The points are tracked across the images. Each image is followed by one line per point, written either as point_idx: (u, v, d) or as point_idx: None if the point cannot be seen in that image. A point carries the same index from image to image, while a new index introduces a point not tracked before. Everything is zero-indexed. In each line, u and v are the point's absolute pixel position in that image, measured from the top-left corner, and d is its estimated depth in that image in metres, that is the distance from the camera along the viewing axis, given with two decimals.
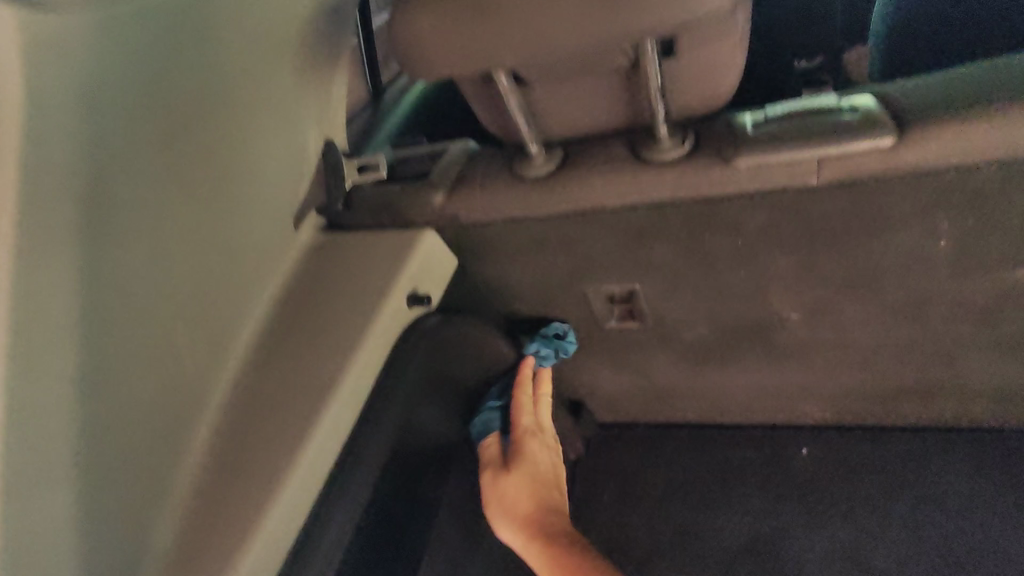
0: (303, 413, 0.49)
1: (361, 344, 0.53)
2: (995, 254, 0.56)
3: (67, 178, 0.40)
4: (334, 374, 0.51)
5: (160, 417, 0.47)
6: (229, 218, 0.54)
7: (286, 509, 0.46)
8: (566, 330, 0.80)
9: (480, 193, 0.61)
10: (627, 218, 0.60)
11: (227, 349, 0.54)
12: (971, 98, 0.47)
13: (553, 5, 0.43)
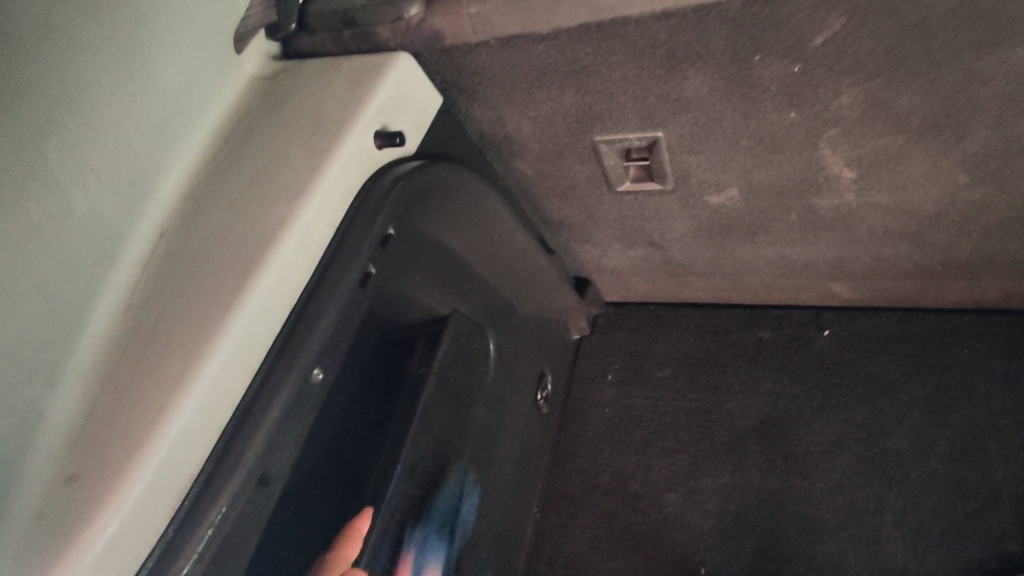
0: (240, 268, 0.40)
1: (312, 189, 0.43)
2: None
3: None
4: (279, 223, 0.42)
5: (49, 261, 0.39)
6: (125, 34, 0.43)
7: (217, 380, 0.38)
8: (572, 194, 0.69)
9: (467, 2, 0.47)
10: (655, 32, 0.46)
11: (145, 191, 0.45)
12: None
13: None
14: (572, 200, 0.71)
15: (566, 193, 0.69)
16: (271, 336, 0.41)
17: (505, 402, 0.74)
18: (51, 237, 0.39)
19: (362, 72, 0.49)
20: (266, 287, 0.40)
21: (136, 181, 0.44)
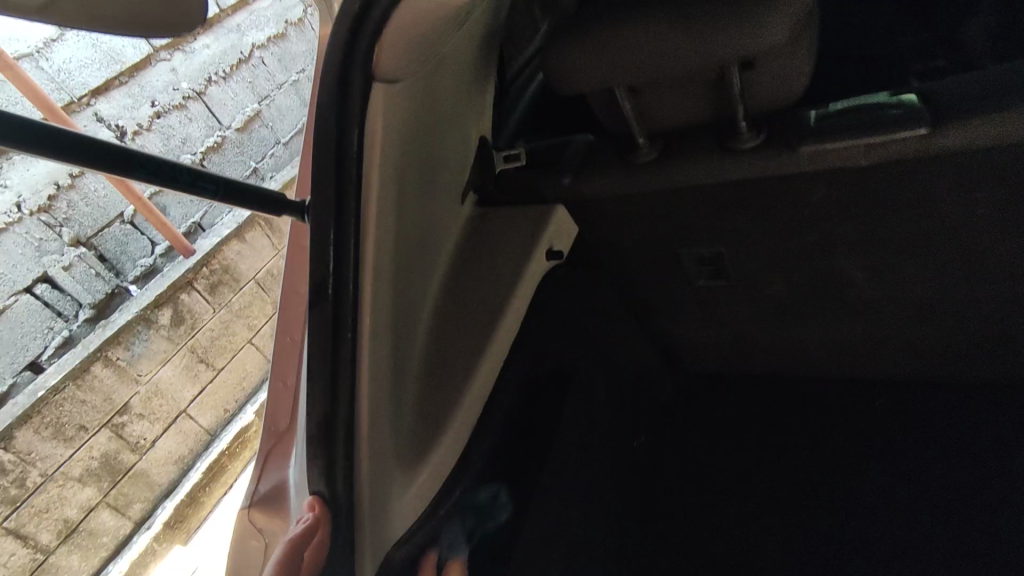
0: (488, 323, 0.73)
1: (517, 282, 0.77)
2: None
3: (408, 152, 0.59)
4: (503, 300, 0.75)
5: (416, 315, 0.67)
6: (443, 187, 0.73)
7: (483, 379, 0.70)
8: (662, 289, 0.98)
9: (599, 175, 0.82)
10: (713, 193, 0.77)
11: (438, 275, 0.75)
12: (996, 95, 0.61)
13: (659, 43, 0.61)
14: (662, 294, 0.99)
15: (658, 288, 0.98)
16: (502, 362, 0.74)
17: (611, 442, 1.00)
18: (418, 303, 0.68)
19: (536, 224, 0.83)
20: (501, 333, 0.73)
21: (436, 268, 0.74)
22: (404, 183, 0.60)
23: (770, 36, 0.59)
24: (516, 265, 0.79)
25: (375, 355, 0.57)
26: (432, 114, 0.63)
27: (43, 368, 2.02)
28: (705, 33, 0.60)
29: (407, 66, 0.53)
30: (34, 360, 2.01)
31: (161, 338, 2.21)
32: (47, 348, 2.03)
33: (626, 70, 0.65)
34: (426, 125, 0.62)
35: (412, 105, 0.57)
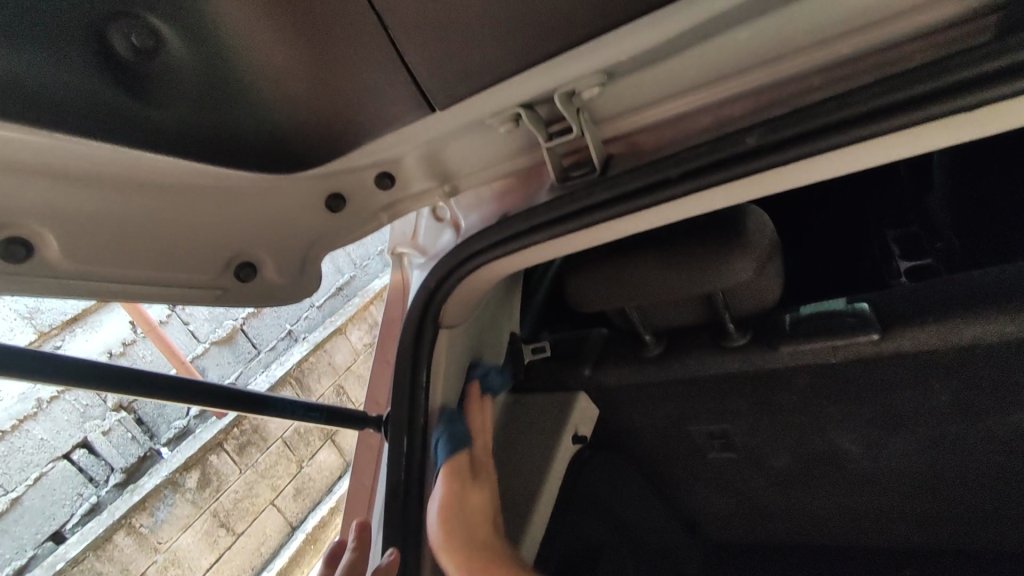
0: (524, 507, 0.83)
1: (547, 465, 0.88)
2: (988, 403, 0.80)
3: (463, 372, 0.74)
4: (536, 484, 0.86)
5: None
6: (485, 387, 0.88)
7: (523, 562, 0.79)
8: (678, 461, 1.07)
9: (613, 366, 0.96)
10: (713, 382, 0.90)
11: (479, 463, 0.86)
12: (930, 309, 0.76)
13: (654, 277, 0.78)
14: (679, 465, 1.08)
15: (674, 461, 1.07)
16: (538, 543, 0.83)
17: None
18: None
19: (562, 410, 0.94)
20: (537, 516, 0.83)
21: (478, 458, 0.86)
22: (459, 396, 0.74)
23: (744, 270, 0.74)
24: (545, 449, 0.90)
25: (433, 562, 0.67)
26: (480, 338, 0.79)
27: (65, 537, 2.03)
28: (692, 272, 0.75)
29: (463, 313, 0.70)
30: (58, 530, 2.03)
31: (186, 503, 2.26)
32: (72, 516, 2.05)
33: (629, 295, 0.81)
34: (470, 351, 0.76)
35: (465, 337, 0.73)
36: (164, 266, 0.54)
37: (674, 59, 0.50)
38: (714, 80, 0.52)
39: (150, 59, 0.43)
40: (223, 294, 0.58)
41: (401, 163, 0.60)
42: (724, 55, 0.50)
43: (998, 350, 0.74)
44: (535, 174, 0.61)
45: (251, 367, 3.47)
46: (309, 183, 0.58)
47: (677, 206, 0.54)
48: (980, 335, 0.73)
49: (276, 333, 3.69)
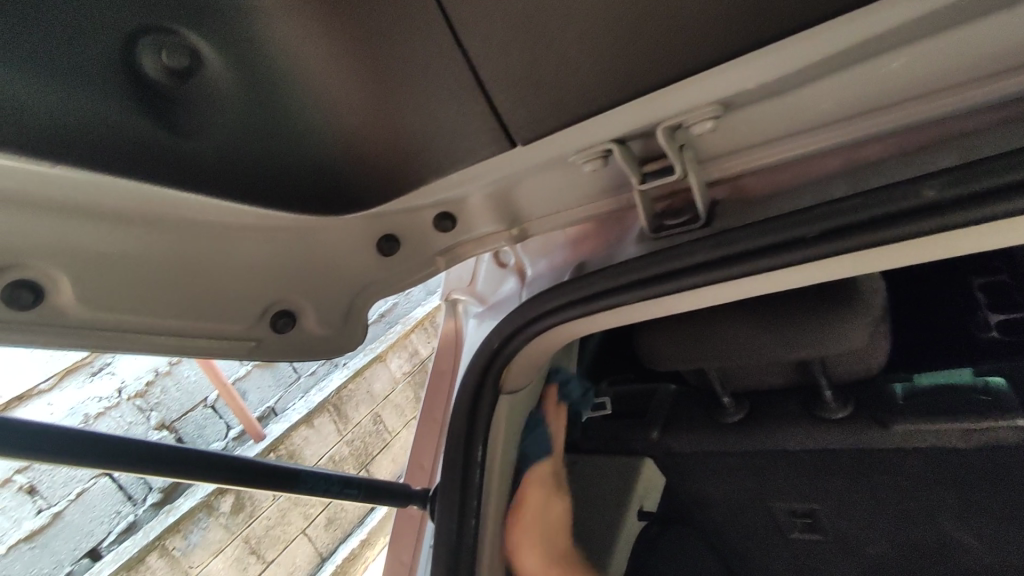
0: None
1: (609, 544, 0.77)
2: None
3: (520, 441, 0.65)
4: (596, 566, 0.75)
5: None
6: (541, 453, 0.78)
7: None
8: (754, 541, 0.93)
9: (685, 431, 0.84)
10: (806, 456, 0.78)
11: None
12: None
13: (744, 337, 0.67)
14: (755, 546, 0.94)
15: (749, 540, 0.93)
16: None
17: None
18: None
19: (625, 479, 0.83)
20: None
21: None
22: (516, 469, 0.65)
23: (857, 337, 0.63)
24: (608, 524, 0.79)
25: None
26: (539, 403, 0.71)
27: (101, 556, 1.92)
28: (791, 335, 0.64)
29: (525, 374, 0.61)
30: (95, 547, 1.93)
31: (220, 527, 2.10)
32: (110, 534, 1.95)
33: (712, 357, 0.70)
34: (529, 417, 0.67)
35: (524, 401, 0.64)
36: (191, 316, 0.47)
37: (805, 88, 0.41)
38: (852, 114, 0.43)
39: (187, 82, 0.37)
40: (257, 347, 0.50)
41: (464, 202, 0.52)
42: (871, 84, 0.40)
43: None
44: (618, 220, 0.52)
45: (290, 390, 3.53)
46: (361, 223, 0.51)
47: (791, 273, 0.44)
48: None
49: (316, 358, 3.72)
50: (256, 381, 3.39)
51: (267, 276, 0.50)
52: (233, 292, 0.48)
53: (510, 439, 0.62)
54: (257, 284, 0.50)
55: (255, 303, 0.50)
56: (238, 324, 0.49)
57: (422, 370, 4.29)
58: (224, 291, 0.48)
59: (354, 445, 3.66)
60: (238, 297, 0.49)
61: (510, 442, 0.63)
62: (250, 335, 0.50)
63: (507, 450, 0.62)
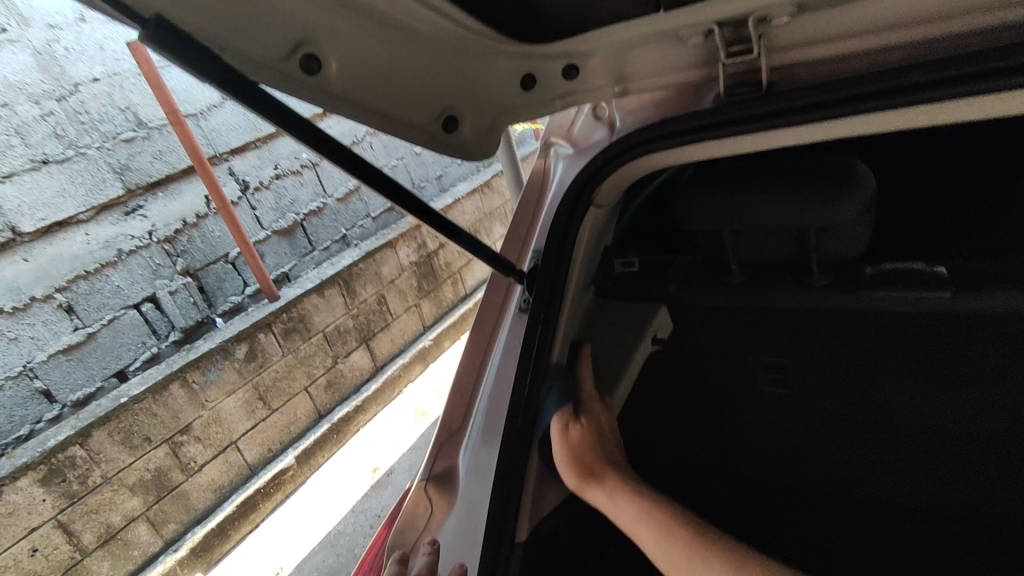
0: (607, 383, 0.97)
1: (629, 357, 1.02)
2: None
3: (585, 252, 0.89)
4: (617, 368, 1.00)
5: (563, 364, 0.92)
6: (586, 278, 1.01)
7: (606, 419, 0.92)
8: (730, 389, 1.20)
9: (696, 286, 1.08)
10: (787, 316, 1.03)
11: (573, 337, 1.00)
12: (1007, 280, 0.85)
13: (760, 203, 0.91)
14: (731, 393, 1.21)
15: (726, 388, 1.20)
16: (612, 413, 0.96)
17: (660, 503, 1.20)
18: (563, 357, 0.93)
19: (642, 318, 1.07)
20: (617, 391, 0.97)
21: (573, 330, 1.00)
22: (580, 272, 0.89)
23: (847, 211, 0.87)
24: (629, 342, 1.05)
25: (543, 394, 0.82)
26: (598, 233, 0.93)
27: (127, 376, 2.92)
28: (796, 203, 0.88)
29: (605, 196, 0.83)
30: (123, 369, 2.92)
31: (232, 371, 3.23)
32: (135, 360, 2.96)
33: (732, 217, 0.94)
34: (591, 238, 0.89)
35: (595, 222, 0.88)
36: (400, 103, 0.67)
37: (854, 6, 0.59)
38: (883, 30, 0.61)
39: None
40: (430, 138, 0.71)
41: (589, 61, 0.71)
42: (898, 11, 0.59)
43: None
44: (698, 90, 0.72)
45: (305, 261, 3.95)
46: (512, 62, 0.69)
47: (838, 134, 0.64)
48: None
49: (331, 235, 4.10)
50: (276, 246, 3.76)
51: (448, 86, 0.69)
52: (429, 92, 0.68)
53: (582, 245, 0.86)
54: (443, 91, 0.69)
55: (438, 102, 0.69)
56: (424, 113, 0.69)
57: (431, 266, 4.57)
58: (423, 89, 0.67)
59: (359, 319, 4.02)
60: (430, 95, 0.68)
61: (581, 247, 0.86)
62: (426, 124, 0.70)
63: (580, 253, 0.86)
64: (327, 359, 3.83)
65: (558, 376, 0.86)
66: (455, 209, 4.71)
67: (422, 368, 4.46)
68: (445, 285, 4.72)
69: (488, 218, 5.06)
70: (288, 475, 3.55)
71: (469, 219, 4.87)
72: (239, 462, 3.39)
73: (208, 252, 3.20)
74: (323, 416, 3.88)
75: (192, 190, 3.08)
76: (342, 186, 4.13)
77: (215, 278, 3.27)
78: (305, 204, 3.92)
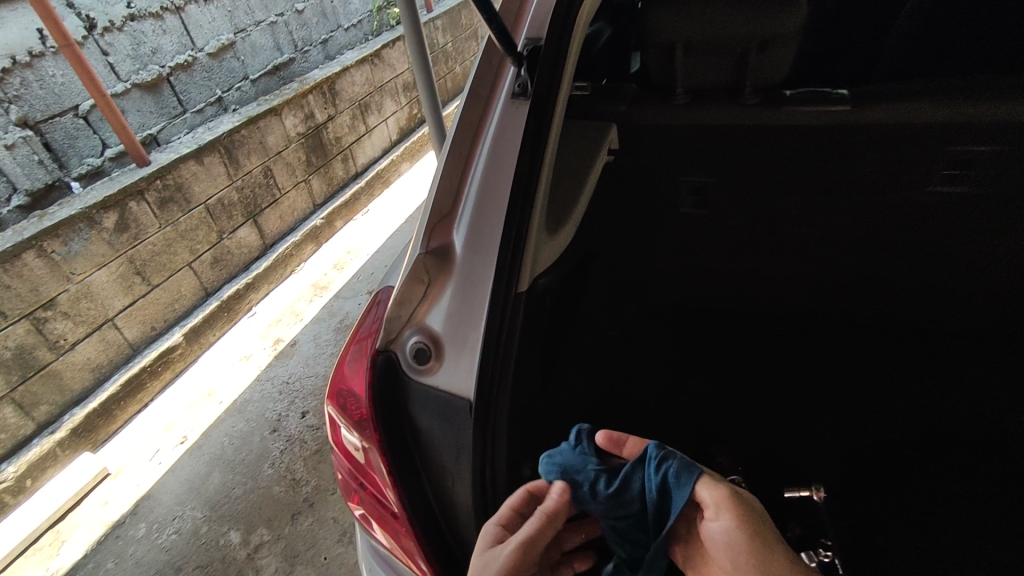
0: (581, 175, 1.07)
1: (597, 157, 1.13)
2: (895, 175, 1.19)
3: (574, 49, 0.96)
4: (589, 166, 1.10)
5: None
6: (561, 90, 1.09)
7: (584, 206, 1.04)
8: (662, 204, 1.41)
9: (645, 106, 1.23)
10: (721, 132, 1.21)
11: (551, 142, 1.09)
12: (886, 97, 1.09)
13: (716, 17, 1.01)
14: (661, 209, 1.42)
15: (658, 203, 1.41)
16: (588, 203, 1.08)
17: (598, 305, 1.41)
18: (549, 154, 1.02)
19: (598, 133, 1.17)
20: (592, 184, 1.08)
21: None
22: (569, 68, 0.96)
23: (788, 25, 0.99)
24: (596, 142, 1.15)
25: (541, 174, 0.91)
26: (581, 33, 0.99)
27: None
28: (749, 18, 1.00)
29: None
30: None
31: (101, 242, 2.99)
32: None
33: (690, 28, 1.05)
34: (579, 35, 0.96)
35: (583, 20, 0.94)
36: None
37: None
38: None
39: None
40: None
41: None
42: None
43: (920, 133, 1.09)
44: None
45: (176, 123, 3.53)
46: None
47: None
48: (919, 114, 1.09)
49: (205, 96, 3.68)
50: (138, 103, 3.30)
51: None
52: None
53: (573, 40, 0.93)
54: None
55: None
56: None
57: (320, 137, 4.30)
58: None
59: (243, 192, 3.74)
60: None
61: (573, 44, 0.93)
62: None
63: (572, 47, 0.93)
64: (211, 233, 3.58)
65: (552, 160, 0.95)
66: (344, 79, 4.39)
67: (314, 247, 4.31)
68: (335, 161, 4.48)
69: (378, 92, 4.77)
70: (178, 354, 3.38)
71: (358, 91, 4.57)
72: (118, 340, 3.16)
73: (52, 103, 2.92)
74: (210, 294, 3.68)
75: (18, 20, 2.74)
76: (212, 39, 3.65)
77: (65, 135, 3.01)
78: (170, 57, 3.42)
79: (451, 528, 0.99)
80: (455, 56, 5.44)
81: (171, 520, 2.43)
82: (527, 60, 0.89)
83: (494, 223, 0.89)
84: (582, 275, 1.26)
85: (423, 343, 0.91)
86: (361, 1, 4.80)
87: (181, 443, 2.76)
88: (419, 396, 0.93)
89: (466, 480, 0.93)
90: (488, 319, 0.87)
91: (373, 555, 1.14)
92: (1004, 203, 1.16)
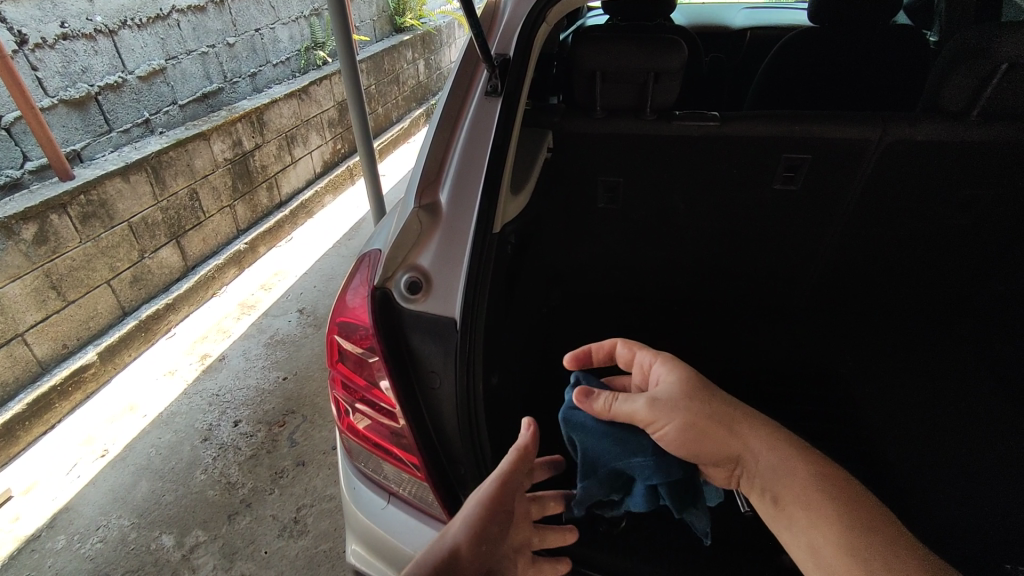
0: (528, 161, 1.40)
1: (538, 153, 1.46)
2: (751, 177, 1.62)
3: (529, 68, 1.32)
4: (534, 158, 1.43)
5: None
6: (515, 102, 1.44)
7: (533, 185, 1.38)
8: (584, 201, 1.77)
9: (571, 121, 1.60)
10: (628, 141, 1.60)
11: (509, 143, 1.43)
12: (741, 119, 1.53)
13: (624, 51, 1.41)
14: (584, 205, 1.78)
15: (581, 200, 1.77)
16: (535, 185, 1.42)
17: (534, 281, 1.72)
18: None
19: (538, 137, 1.52)
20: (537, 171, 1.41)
21: None
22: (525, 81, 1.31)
23: (672, 61, 1.41)
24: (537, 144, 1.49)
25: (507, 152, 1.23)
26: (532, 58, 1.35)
27: None
28: (646, 53, 1.40)
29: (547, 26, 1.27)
30: None
31: (16, 253, 2.90)
32: None
33: (607, 59, 1.43)
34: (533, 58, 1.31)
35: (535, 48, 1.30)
36: None
37: None
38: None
39: None
40: None
41: None
42: None
43: (762, 144, 1.53)
44: None
45: (101, 141, 3.52)
46: None
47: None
48: (764, 131, 1.52)
49: (132, 117, 3.70)
50: (64, 119, 3.28)
51: None
52: None
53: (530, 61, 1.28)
54: None
55: None
56: None
57: (247, 164, 4.39)
58: None
59: (168, 213, 3.74)
60: None
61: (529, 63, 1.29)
62: None
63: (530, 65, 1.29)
64: (132, 251, 3.53)
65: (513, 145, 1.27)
66: (272, 110, 4.54)
67: (237, 272, 4.31)
68: (260, 189, 4.57)
69: (305, 126, 4.96)
70: (89, 373, 3.23)
71: (285, 123, 4.73)
72: (27, 357, 3.01)
73: None
74: (127, 314, 3.58)
75: None
76: (143, 63, 3.72)
77: None
78: (99, 76, 3.45)
79: (436, 437, 1.20)
80: (378, 98, 5.76)
81: (94, 530, 2.37)
82: (498, 70, 1.22)
83: (474, 184, 1.19)
84: (525, 248, 1.57)
85: (415, 276, 1.15)
86: (289, 41, 5.04)
87: (102, 455, 2.70)
88: (411, 321, 1.15)
89: (450, 388, 1.15)
90: (470, 252, 1.15)
91: (358, 474, 1.35)
92: (823, 198, 1.63)
